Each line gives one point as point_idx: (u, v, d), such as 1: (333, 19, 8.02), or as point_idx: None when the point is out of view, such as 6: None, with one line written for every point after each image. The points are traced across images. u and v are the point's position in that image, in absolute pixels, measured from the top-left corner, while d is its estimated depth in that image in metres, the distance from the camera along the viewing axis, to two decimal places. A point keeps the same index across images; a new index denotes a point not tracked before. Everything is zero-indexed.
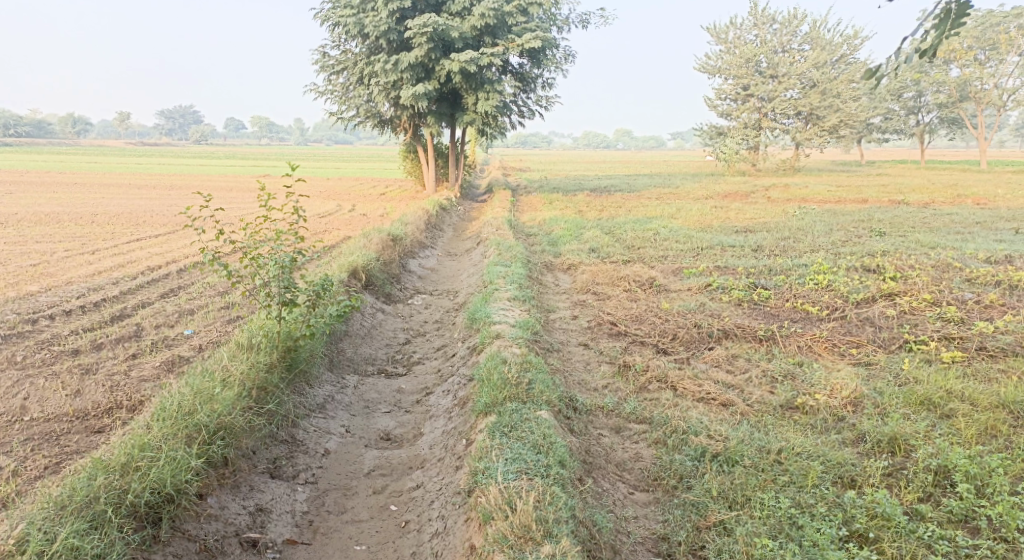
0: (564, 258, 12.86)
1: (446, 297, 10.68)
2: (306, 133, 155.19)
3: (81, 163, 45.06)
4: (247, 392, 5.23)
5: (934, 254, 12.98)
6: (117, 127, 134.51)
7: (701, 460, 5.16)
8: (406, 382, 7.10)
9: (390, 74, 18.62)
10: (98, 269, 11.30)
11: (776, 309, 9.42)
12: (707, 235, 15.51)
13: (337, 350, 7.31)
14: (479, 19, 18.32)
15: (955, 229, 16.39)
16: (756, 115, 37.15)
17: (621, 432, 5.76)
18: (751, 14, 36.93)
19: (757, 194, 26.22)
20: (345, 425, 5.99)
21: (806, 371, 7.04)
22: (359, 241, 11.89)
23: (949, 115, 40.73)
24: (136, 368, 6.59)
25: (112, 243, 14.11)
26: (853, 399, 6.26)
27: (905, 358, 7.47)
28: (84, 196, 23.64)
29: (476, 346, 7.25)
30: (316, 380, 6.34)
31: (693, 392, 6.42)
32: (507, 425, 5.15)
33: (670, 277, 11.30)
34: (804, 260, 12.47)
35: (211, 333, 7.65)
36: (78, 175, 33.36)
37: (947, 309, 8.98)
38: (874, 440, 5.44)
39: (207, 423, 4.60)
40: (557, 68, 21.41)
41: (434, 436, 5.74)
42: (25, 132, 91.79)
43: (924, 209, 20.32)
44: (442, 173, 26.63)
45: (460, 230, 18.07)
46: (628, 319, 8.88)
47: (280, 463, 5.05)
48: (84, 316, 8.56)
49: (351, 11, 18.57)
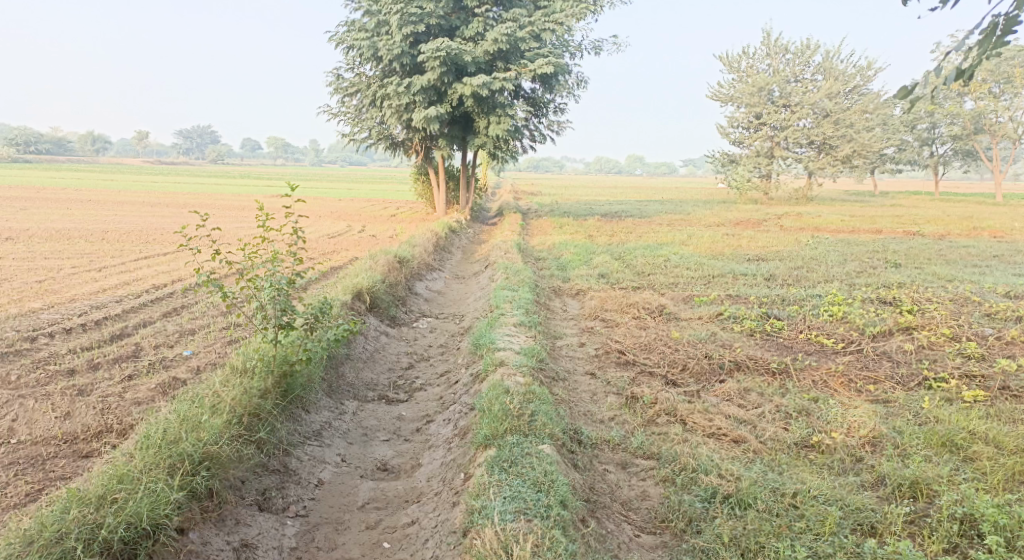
0: (573, 284, 12.65)
1: (452, 321, 10.50)
2: (321, 155, 156.89)
3: (97, 180, 45.51)
4: (238, 419, 5.04)
5: (952, 287, 12.68)
6: (134, 145, 136.42)
7: (711, 502, 4.90)
8: (407, 409, 6.88)
9: (403, 96, 18.67)
10: (102, 287, 11.21)
11: (789, 341, 9.16)
12: (719, 263, 15.28)
13: (338, 374, 7.12)
14: (492, 44, 18.36)
15: (972, 262, 16.08)
16: (768, 144, 37.06)
17: (627, 468, 5.52)
18: (764, 44, 37.00)
19: (770, 222, 25.99)
20: (341, 454, 5.78)
21: (822, 407, 6.77)
22: (366, 262, 11.74)
23: (964, 147, 40.45)
24: (131, 390, 6.43)
25: (118, 260, 14.05)
26: (872, 439, 5.99)
27: (925, 396, 7.18)
28: (96, 213, 23.72)
29: (479, 373, 7.03)
30: (313, 406, 6.15)
31: (704, 427, 6.16)
32: (506, 460, 4.94)
33: (680, 305, 11.07)
34: (818, 290, 12.20)
35: (210, 355, 7.48)
36: (92, 192, 33.61)
37: (968, 345, 8.70)
38: (895, 483, 5.17)
39: (192, 452, 4.42)
40: (570, 93, 21.40)
41: (432, 468, 5.51)
42: (44, 149, 93.30)
43: (939, 241, 20.03)
44: (453, 195, 26.60)
45: (469, 253, 17.93)
46: (637, 348, 8.63)
47: (270, 494, 4.85)
48: (84, 334, 8.42)
49: (366, 35, 18.68)
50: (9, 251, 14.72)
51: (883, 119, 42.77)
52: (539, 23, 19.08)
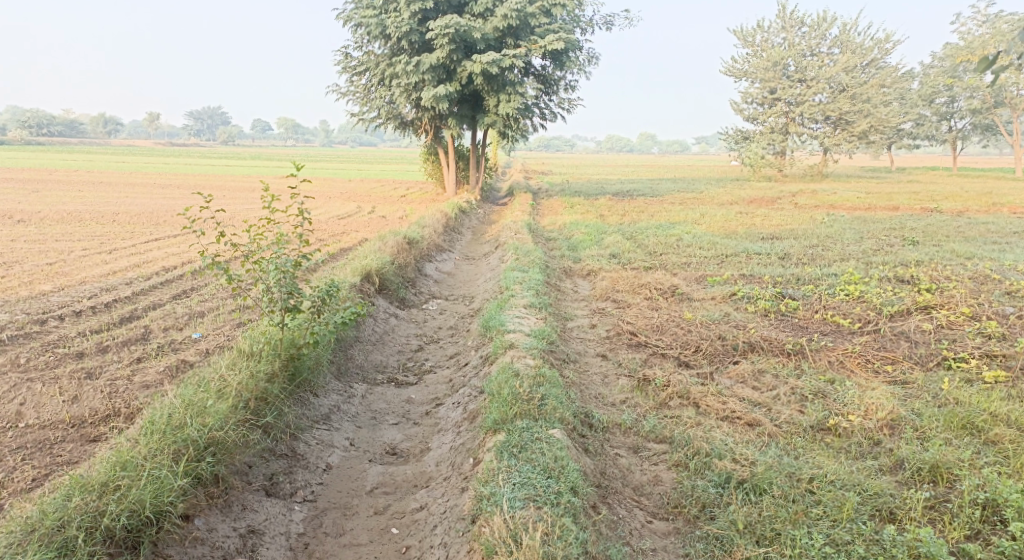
0: (584, 264, 12.51)
1: (462, 302, 10.42)
2: (331, 135, 156.61)
3: (109, 162, 45.70)
4: (244, 404, 4.99)
5: (971, 265, 12.42)
6: (146, 127, 136.73)
7: (725, 487, 4.80)
8: (416, 392, 6.82)
9: (412, 75, 18.44)
10: (112, 269, 11.20)
11: (804, 321, 9.00)
12: (732, 241, 15.05)
13: (347, 357, 7.06)
14: (502, 20, 18.04)
15: (991, 239, 15.75)
16: (783, 119, 36.44)
17: (639, 452, 5.43)
18: (780, 17, 36.25)
19: (784, 200, 25.61)
20: (350, 437, 5.74)
21: (838, 389, 6.62)
22: (375, 243, 11.64)
23: (983, 121, 39.56)
24: (139, 373, 6.40)
25: (129, 242, 14.06)
26: (890, 422, 5.85)
27: (945, 377, 7.00)
28: (108, 195, 23.77)
29: (489, 356, 6.95)
30: (322, 389, 6.09)
31: (717, 410, 6.04)
32: (516, 445, 4.86)
33: (693, 286, 10.91)
34: (834, 269, 11.99)
35: (218, 338, 7.44)
36: (105, 174, 33.73)
37: (988, 324, 8.49)
38: (914, 467, 5.04)
39: (197, 438, 4.38)
40: (580, 70, 21.06)
41: (441, 452, 5.45)
42: (58, 132, 93.83)
43: (958, 217, 19.64)
44: (463, 175, 26.40)
45: (479, 233, 17.79)
46: (648, 329, 8.50)
47: (278, 479, 4.81)
48: (93, 317, 8.41)
49: (374, 12, 18.42)
50: (21, 234, 14.77)
51: (900, 94, 41.95)
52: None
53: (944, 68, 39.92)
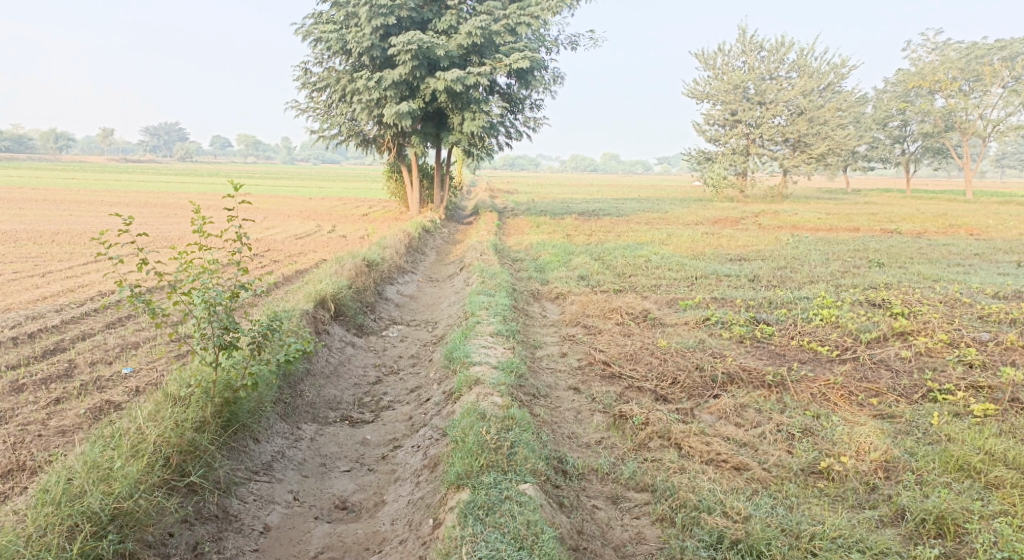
0: (552, 286, 12.03)
1: (424, 329, 9.80)
2: (293, 152, 154.51)
3: (55, 178, 43.75)
4: (164, 461, 4.34)
5: (940, 288, 12.28)
6: (99, 140, 132.89)
7: (717, 549, 4.42)
8: (372, 432, 6.18)
9: (373, 91, 17.88)
10: (42, 295, 10.26)
11: (781, 348, 8.61)
12: (700, 263, 14.74)
13: (295, 394, 6.40)
14: (466, 38, 17.62)
15: (954, 261, 15.77)
16: (744, 141, 36.82)
17: (619, 503, 4.93)
18: (739, 41, 36.77)
19: (748, 220, 25.61)
20: (294, 490, 5.09)
21: (825, 425, 6.20)
22: (332, 265, 10.94)
23: (934, 145, 40.50)
24: (56, 417, 5.64)
25: (66, 264, 13.10)
26: (884, 463, 5.43)
27: (933, 411, 6.63)
28: (51, 213, 22.46)
29: (452, 393, 6.34)
30: (264, 433, 5.45)
31: (701, 452, 5.55)
32: (482, 506, 4.31)
33: (665, 310, 10.48)
34: (805, 292, 11.70)
35: (152, 374, 6.69)
36: (51, 191, 31.99)
37: (968, 351, 8.21)
38: (917, 519, 4.72)
39: (98, 510, 3.78)
40: (546, 89, 20.73)
41: (397, 507, 4.85)
42: (5, 146, 90.23)
43: (919, 239, 19.75)
44: (427, 194, 25.82)
45: (444, 253, 17.25)
46: (621, 358, 8.02)
47: (204, 549, 4.20)
48: (13, 349, 7.55)
49: (334, 27, 17.83)
50: None
51: (856, 117, 42.96)
52: (514, 17, 18.39)
53: (898, 93, 40.94)
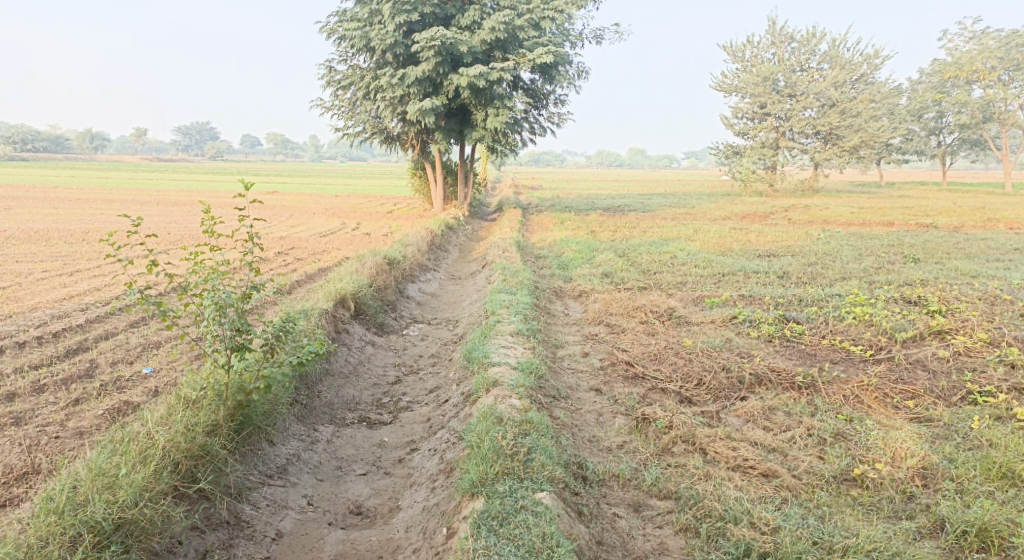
0: (575, 284, 11.84)
1: (445, 327, 9.69)
2: (321, 151, 156.09)
3: (88, 178, 44.54)
4: (173, 467, 4.31)
5: (978, 284, 11.81)
6: (132, 140, 135.42)
7: None
8: (389, 434, 6.07)
9: (396, 88, 17.82)
10: (69, 294, 10.35)
11: (812, 348, 8.31)
12: (728, 259, 14.41)
13: (313, 395, 6.33)
14: (489, 33, 17.45)
15: (994, 256, 15.22)
16: (773, 134, 36.16)
17: (640, 511, 4.75)
18: (769, 32, 36.06)
19: (777, 215, 25.06)
20: (308, 495, 5.00)
21: (859, 429, 5.92)
22: (353, 263, 10.87)
23: (971, 136, 39.31)
24: (74, 417, 5.64)
25: (94, 263, 13.25)
26: (922, 470, 5.16)
27: (973, 414, 6.30)
28: (83, 213, 22.82)
29: (470, 394, 6.21)
30: (280, 436, 5.39)
31: (727, 457, 5.34)
32: (495, 516, 4.20)
33: (691, 308, 10.23)
34: (837, 289, 11.33)
35: (171, 374, 6.67)
36: (84, 191, 32.56)
37: (1011, 351, 7.82)
38: (958, 531, 4.47)
39: (102, 519, 3.78)
40: (570, 84, 20.48)
41: (411, 514, 4.74)
42: (43, 147, 92.49)
43: (955, 233, 19.11)
44: (451, 191, 25.74)
45: (466, 251, 17.15)
46: (645, 358, 7.81)
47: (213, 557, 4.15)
48: (36, 349, 7.60)
49: (358, 24, 17.78)
50: None
51: (889, 108, 41.84)
52: (537, 11, 18.19)
53: (934, 83, 39.77)
